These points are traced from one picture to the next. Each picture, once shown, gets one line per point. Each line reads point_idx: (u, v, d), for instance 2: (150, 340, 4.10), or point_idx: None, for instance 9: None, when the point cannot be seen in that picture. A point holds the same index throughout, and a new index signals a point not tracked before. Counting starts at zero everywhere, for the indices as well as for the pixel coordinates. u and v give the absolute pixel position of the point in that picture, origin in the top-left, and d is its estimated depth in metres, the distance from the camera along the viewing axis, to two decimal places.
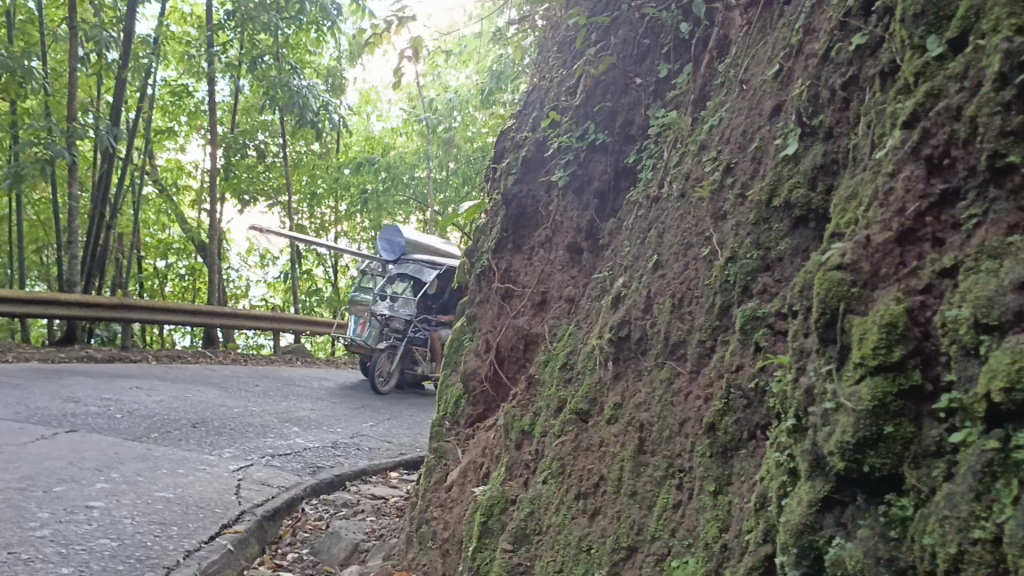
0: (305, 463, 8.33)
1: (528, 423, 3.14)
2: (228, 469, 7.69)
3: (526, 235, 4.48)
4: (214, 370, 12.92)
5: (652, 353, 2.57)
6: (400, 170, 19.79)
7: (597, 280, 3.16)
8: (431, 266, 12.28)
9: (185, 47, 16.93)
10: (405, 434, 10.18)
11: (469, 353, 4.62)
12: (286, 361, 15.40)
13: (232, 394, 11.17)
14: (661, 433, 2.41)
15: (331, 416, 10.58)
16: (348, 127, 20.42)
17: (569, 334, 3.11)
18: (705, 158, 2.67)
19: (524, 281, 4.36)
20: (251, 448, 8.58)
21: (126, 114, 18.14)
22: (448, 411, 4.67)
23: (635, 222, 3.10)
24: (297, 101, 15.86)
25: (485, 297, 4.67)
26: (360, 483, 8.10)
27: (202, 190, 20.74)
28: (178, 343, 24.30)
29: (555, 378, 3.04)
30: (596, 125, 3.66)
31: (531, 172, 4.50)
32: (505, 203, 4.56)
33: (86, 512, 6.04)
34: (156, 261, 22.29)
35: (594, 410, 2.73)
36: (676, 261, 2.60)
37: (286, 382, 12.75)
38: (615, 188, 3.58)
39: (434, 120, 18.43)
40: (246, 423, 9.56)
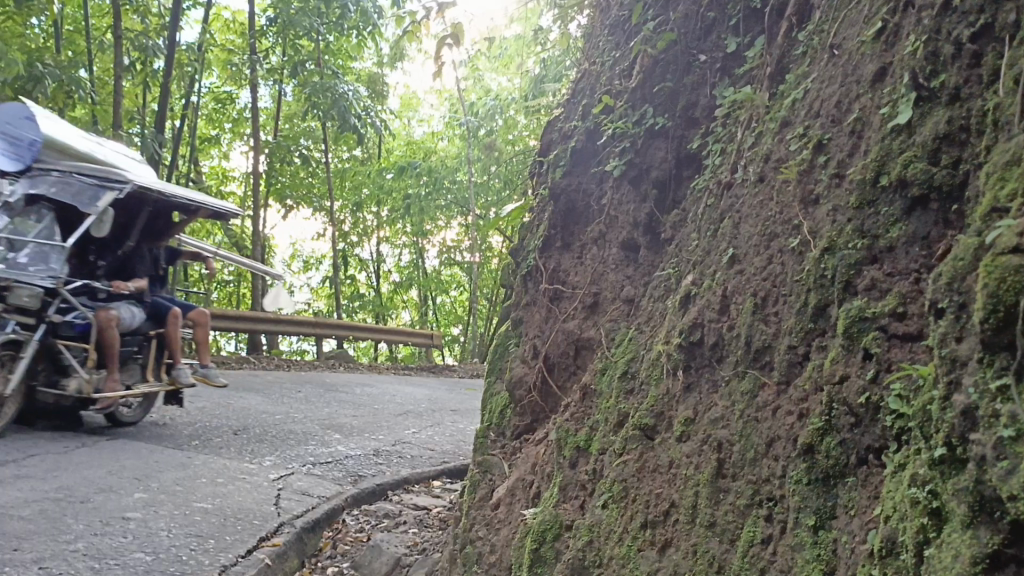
0: (346, 472, 8.08)
1: (582, 438, 2.81)
2: (267, 478, 7.47)
3: (576, 232, 4.16)
4: (257, 376, 12.78)
5: (730, 361, 2.22)
6: (442, 175, 19.64)
7: (661, 278, 2.82)
8: (104, 185, 6.52)
9: (229, 54, 16.94)
10: (448, 442, 9.89)
11: (515, 359, 4.31)
12: (329, 367, 15.24)
13: (273, 400, 11.00)
14: (744, 455, 2.07)
15: (372, 423, 10.34)
16: (389, 132, 20.28)
17: (629, 338, 2.77)
18: (789, 137, 2.33)
19: (575, 282, 4.04)
20: (291, 456, 8.36)
21: (171, 122, 18.22)
22: (493, 422, 4.34)
23: (704, 212, 2.76)
24: (340, 106, 15.76)
25: (531, 299, 4.35)
26: (402, 493, 7.83)
27: (246, 196, 20.76)
28: (223, 349, 24.39)
29: (613, 389, 2.70)
30: (655, 108, 3.33)
31: (580, 164, 4.16)
32: (553, 198, 4.23)
33: (122, 523, 5.84)
34: (201, 268, 22.38)
35: (661, 426, 2.39)
36: (757, 255, 2.25)
37: (328, 388, 12.56)
38: (676, 177, 3.24)
39: (476, 123, 18.24)
40: (287, 430, 9.35)
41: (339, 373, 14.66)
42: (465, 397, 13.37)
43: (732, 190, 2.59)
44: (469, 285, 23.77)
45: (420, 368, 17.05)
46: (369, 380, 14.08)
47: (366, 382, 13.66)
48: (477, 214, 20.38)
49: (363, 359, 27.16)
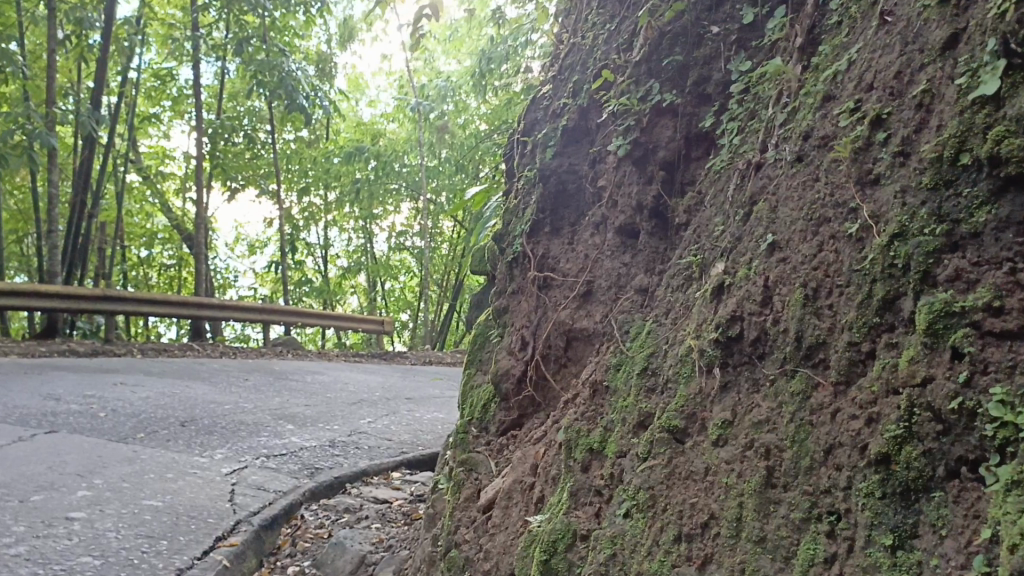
0: (303, 464, 7.75)
1: (594, 439, 2.59)
2: (221, 472, 7.11)
3: (568, 215, 3.95)
4: (203, 364, 12.30)
5: (775, 358, 2.02)
6: (391, 158, 19.19)
7: (680, 267, 2.61)
8: None
9: (169, 30, 16.23)
10: (406, 431, 9.61)
11: (500, 351, 4.11)
12: (277, 354, 14.80)
13: (222, 390, 10.57)
14: (797, 462, 1.86)
15: (327, 412, 10.01)
16: (337, 113, 19.74)
17: (647, 332, 2.56)
18: (835, 112, 2.14)
19: (566, 270, 3.83)
20: (244, 449, 7.99)
21: (108, 99, 17.44)
22: (476, 416, 4.20)
23: (728, 194, 2.55)
24: (287, 85, 15.26)
25: (519, 287, 4.14)
26: (361, 485, 7.54)
27: (188, 178, 20.07)
28: (164, 335, 23.65)
29: (631, 387, 2.49)
30: (662, 84, 3.13)
31: (572, 145, 3.94)
32: (542, 179, 4.02)
33: (67, 524, 5.45)
34: (141, 251, 21.61)
35: (692, 429, 2.18)
36: (803, 242, 2.04)
37: (278, 376, 12.16)
38: (684, 158, 3.05)
39: (427, 106, 17.84)
40: (239, 421, 8.97)
41: (288, 360, 14.26)
42: (420, 385, 13.09)
43: (762, 171, 2.39)
44: (418, 270, 23.39)
45: (370, 355, 16.69)
46: (320, 367, 13.71)
47: (317, 370, 13.29)
48: (427, 199, 20.04)
49: (310, 346, 26.62)
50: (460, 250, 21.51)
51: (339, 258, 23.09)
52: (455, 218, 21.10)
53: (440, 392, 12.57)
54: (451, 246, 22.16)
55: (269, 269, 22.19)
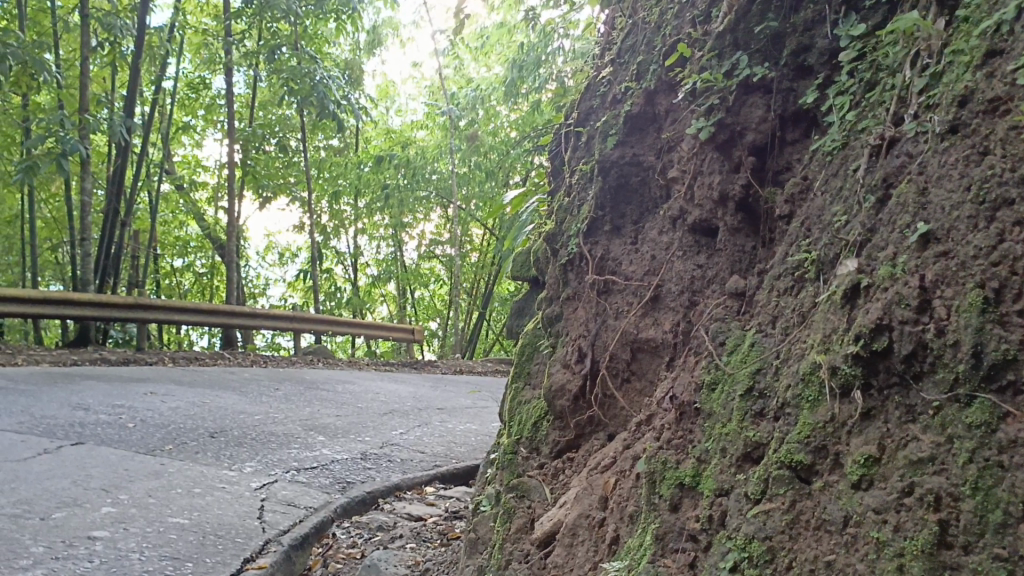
0: (334, 478, 7.37)
1: (684, 472, 2.16)
2: (249, 487, 6.75)
3: (631, 211, 3.53)
4: (233, 373, 11.99)
5: (938, 380, 1.59)
6: (422, 166, 18.81)
7: (787, 267, 2.18)
8: None
9: (201, 37, 16.00)
10: (439, 444, 9.20)
11: (555, 364, 3.70)
12: (307, 363, 14.45)
13: (252, 400, 10.23)
14: (985, 515, 1.42)
15: (357, 423, 9.64)
16: (368, 120, 19.39)
17: (750, 342, 2.13)
18: (1007, 68, 1.70)
19: (631, 273, 3.42)
20: (274, 462, 7.63)
21: (140, 108, 17.26)
22: (525, 435, 3.82)
23: (848, 178, 2.12)
24: (319, 92, 14.94)
25: (576, 292, 3.72)
26: (394, 501, 7.14)
27: (219, 187, 19.86)
28: (196, 343, 23.48)
29: (734, 411, 2.05)
30: (751, 56, 2.71)
31: (636, 133, 3.50)
32: (601, 171, 3.59)
33: (88, 545, 5.09)
34: (172, 260, 21.44)
35: (823, 466, 1.75)
36: (974, 231, 1.61)
37: (309, 386, 11.81)
38: (777, 140, 2.63)
39: (457, 113, 17.50)
40: (268, 432, 8.61)
41: (318, 369, 13.90)
42: (451, 394, 12.70)
43: (897, 147, 1.96)
44: (448, 279, 23.01)
45: (401, 364, 16.29)
46: (350, 376, 13.35)
47: (348, 380, 12.90)
48: (458, 206, 19.65)
49: (340, 354, 26.34)
50: (491, 258, 21.09)
51: (369, 266, 22.74)
52: (486, 225, 20.73)
53: (472, 403, 12.17)
54: (481, 255, 21.76)
55: (299, 278, 21.92)
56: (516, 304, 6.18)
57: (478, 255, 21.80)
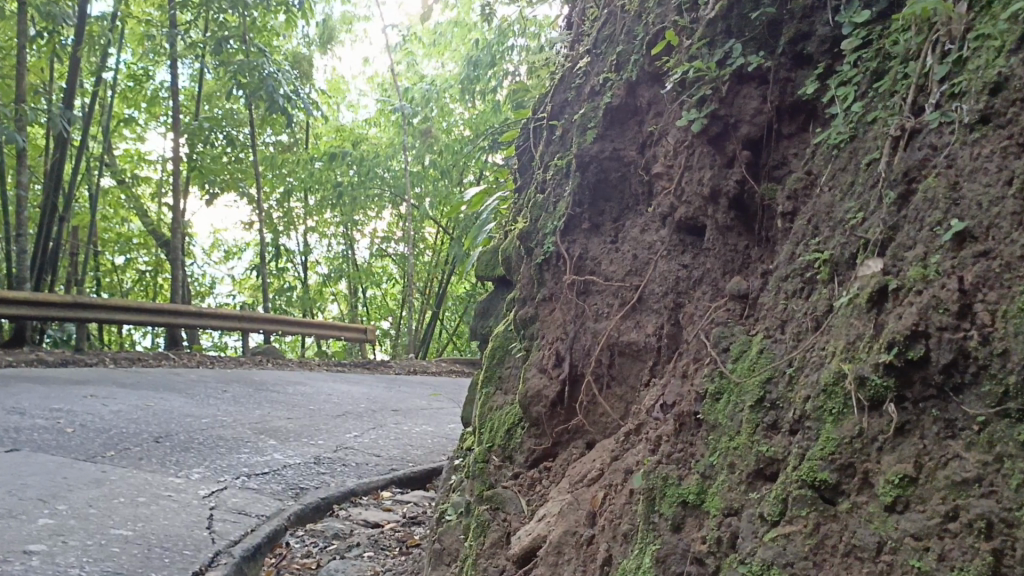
0: (287, 484, 7.09)
1: (687, 489, 1.99)
2: (197, 495, 6.44)
3: (610, 208, 3.38)
4: (179, 374, 11.59)
5: (983, 392, 1.44)
6: (374, 163, 18.49)
7: (796, 268, 2.04)
8: None
9: (145, 28, 15.45)
10: (395, 446, 8.97)
11: (530, 368, 3.54)
12: (256, 364, 14.06)
13: (199, 402, 9.87)
14: None
15: (310, 426, 9.35)
16: (318, 116, 18.97)
17: (759, 348, 1.98)
18: None
19: (612, 274, 3.27)
20: (223, 467, 7.31)
21: (80, 100, 16.63)
22: (498, 443, 3.67)
23: (862, 174, 1.98)
24: (268, 86, 14.55)
25: (552, 293, 3.56)
26: (350, 507, 6.90)
27: (164, 182, 19.28)
28: (139, 343, 22.80)
29: (745, 424, 1.90)
30: (745, 43, 2.56)
31: (616, 127, 3.34)
32: (579, 167, 3.42)
33: (24, 560, 4.77)
34: (115, 257, 20.74)
35: (850, 486, 1.59)
36: (1020, 230, 1.47)
37: (259, 387, 11.45)
38: (772, 133, 2.50)
39: (411, 110, 17.23)
40: (216, 436, 8.28)
41: (267, 370, 13.52)
42: (406, 395, 12.46)
43: (919, 139, 1.82)
44: (401, 278, 22.68)
45: (353, 364, 15.97)
46: (302, 377, 13.01)
47: (299, 381, 12.56)
48: (411, 205, 19.36)
49: (289, 354, 25.83)
50: (445, 257, 20.82)
51: (319, 265, 22.29)
52: (440, 223, 20.47)
53: (428, 403, 11.95)
54: (435, 254, 21.46)
55: (247, 276, 21.40)
56: (480, 304, 6.01)
57: (432, 254, 21.51)
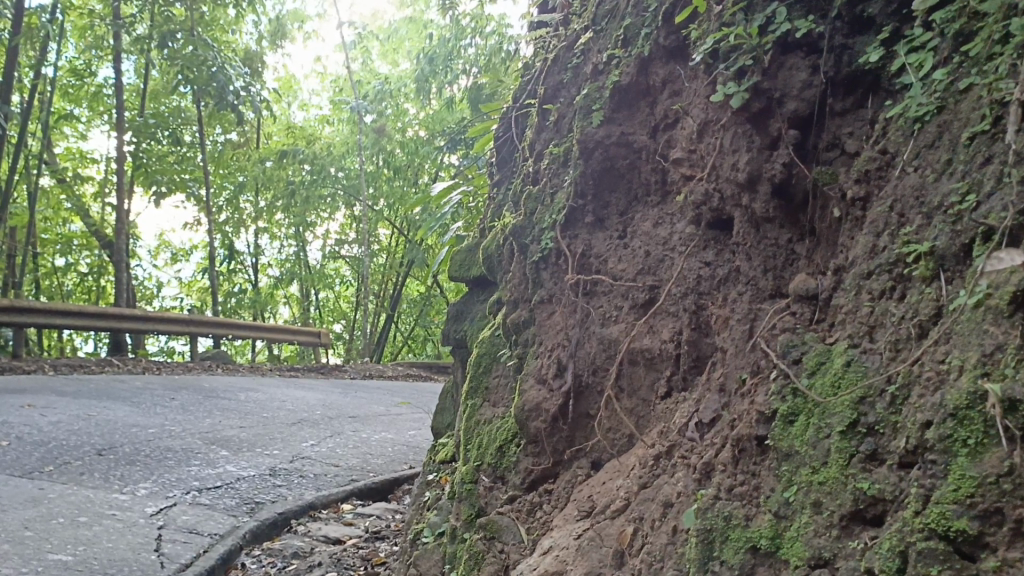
0: (241, 499, 6.59)
1: (757, 531, 1.63)
2: (145, 514, 5.90)
3: (616, 200, 3.05)
4: (124, 381, 10.95)
5: None
6: (327, 162, 17.89)
7: (880, 262, 1.70)
8: None
9: (87, 19, 14.64)
10: (354, 456, 8.49)
11: (527, 378, 3.18)
12: (206, 369, 13.43)
13: (144, 411, 9.26)
14: None
15: (264, 435, 8.84)
16: (269, 114, 18.29)
17: (845, 360, 1.64)
18: None
19: (620, 273, 2.94)
20: (172, 482, 6.77)
21: (17, 94, 15.75)
22: (487, 461, 3.30)
23: (964, 150, 1.64)
24: (218, 82, 13.93)
25: (551, 295, 3.21)
26: (309, 522, 6.43)
27: (107, 182, 18.43)
28: (81, 349, 21.82)
29: (835, 452, 1.54)
30: (790, 8, 2.23)
31: (625, 108, 2.99)
32: (582, 154, 3.07)
33: None
34: (54, 259, 19.81)
35: (996, 538, 1.25)
36: None
37: (209, 394, 10.88)
38: (823, 110, 2.17)
39: (365, 108, 16.70)
40: (164, 448, 7.73)
41: (217, 376, 12.92)
42: (363, 401, 11.95)
43: None
44: (355, 280, 22.06)
45: (307, 369, 15.34)
46: (254, 383, 12.43)
47: (251, 387, 12.00)
48: (365, 206, 18.79)
49: (239, 360, 25.03)
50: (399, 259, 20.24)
51: (270, 267, 21.45)
52: (395, 224, 19.95)
53: (385, 409, 11.46)
54: (389, 255, 20.87)
55: (195, 277, 20.62)
56: (452, 307, 5.63)
57: (386, 256, 20.96)
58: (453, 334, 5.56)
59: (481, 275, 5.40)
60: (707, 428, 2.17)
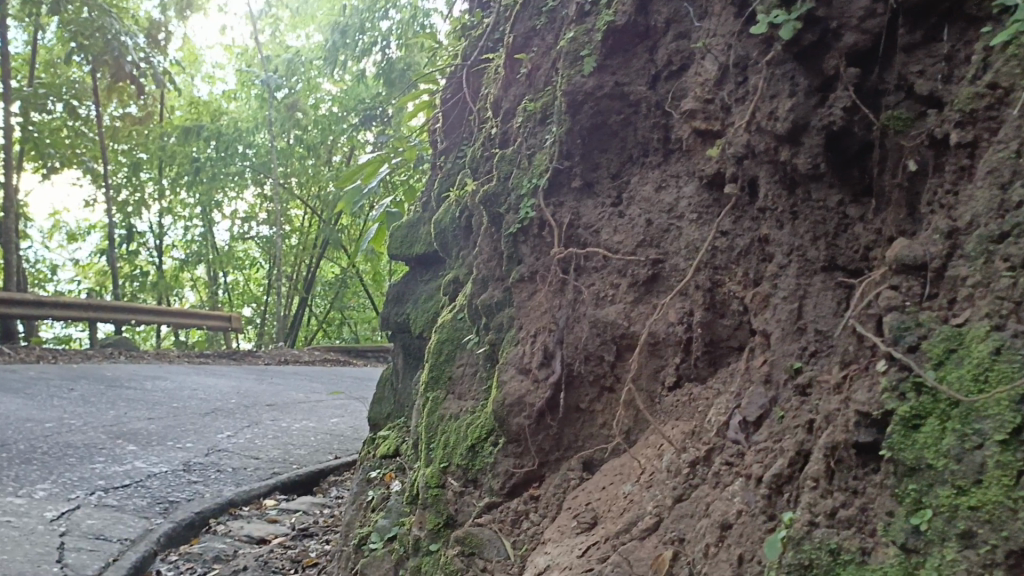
0: (153, 498, 5.95)
1: (882, 569, 1.29)
2: (44, 518, 5.21)
3: (607, 162, 2.67)
4: (16, 372, 9.99)
5: None
6: (235, 138, 16.86)
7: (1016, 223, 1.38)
8: None
9: None
10: (274, 446, 7.90)
11: (504, 368, 2.77)
12: (109, 357, 12.46)
13: (41, 404, 8.43)
14: None
15: (177, 427, 8.15)
16: (172, 86, 17.08)
17: (991, 346, 1.30)
18: None
19: (617, 245, 2.55)
20: (74, 481, 6.07)
21: None
22: (456, 463, 2.89)
23: None
24: (114, 49, 12.84)
25: (532, 272, 2.80)
26: (229, 520, 5.86)
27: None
28: None
29: (992, 465, 1.21)
30: None
31: (619, 54, 2.60)
32: (569, 108, 2.66)
33: None
34: None
35: None
36: None
37: (113, 383, 10.05)
38: (888, 45, 1.82)
39: (275, 82, 15.78)
40: (65, 444, 6.98)
41: (122, 364, 12.01)
42: (282, 388, 11.27)
43: None
44: (265, 263, 21.01)
45: (216, 356, 14.39)
46: (162, 371, 11.58)
47: (159, 374, 11.17)
48: (276, 185, 17.82)
49: (143, 347, 23.69)
50: (314, 240, 19.33)
51: (175, 248, 20.17)
52: (309, 204, 19.02)
53: (306, 397, 10.81)
54: (302, 236, 19.81)
55: (93, 260, 19.27)
56: (392, 288, 5.18)
57: (299, 238, 19.99)
58: (393, 317, 5.11)
59: (426, 252, 5.00)
60: (755, 428, 1.81)
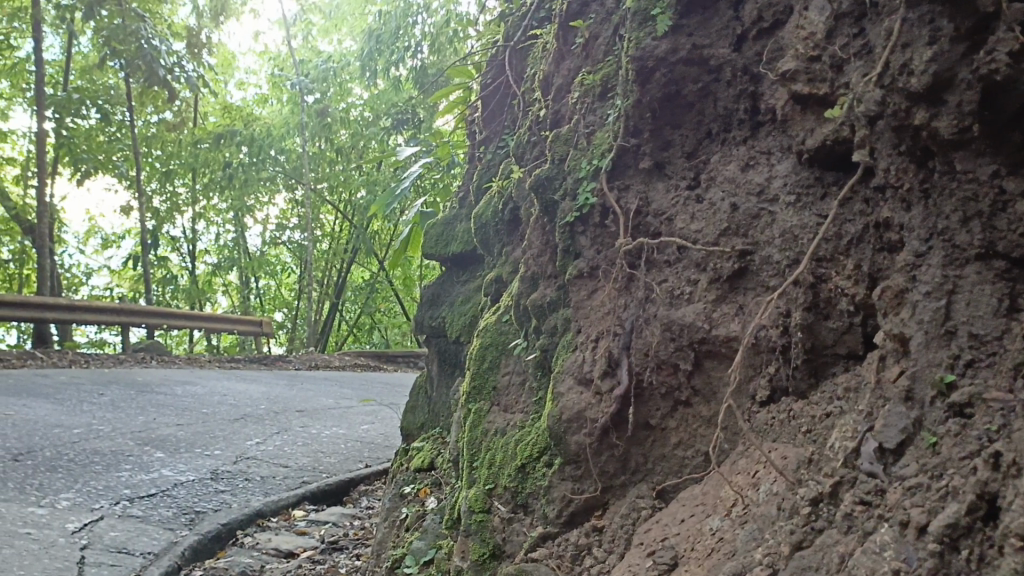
0: (178, 508, 5.65)
1: None
2: (65, 530, 4.93)
3: (681, 139, 2.31)
4: (45, 376, 9.79)
5: None
6: (267, 144, 16.59)
7: None
8: None
9: None
10: (303, 454, 7.59)
11: (560, 378, 2.41)
12: (139, 362, 12.23)
13: (68, 409, 8.20)
14: None
15: (204, 433, 7.87)
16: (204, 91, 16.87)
17: None
18: None
19: (696, 234, 2.18)
20: (98, 490, 5.79)
21: None
22: (503, 485, 2.54)
23: None
24: (147, 55, 12.57)
25: (593, 267, 2.44)
26: (256, 532, 5.54)
27: (28, 162, 16.86)
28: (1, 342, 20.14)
29: None
30: None
31: (697, 13, 2.25)
32: (639, 77, 2.29)
33: None
34: None
35: None
36: None
37: (142, 388, 9.82)
38: None
39: (307, 86, 15.48)
40: (90, 451, 6.72)
41: (153, 369, 11.78)
42: (312, 394, 10.98)
43: None
44: (296, 268, 20.77)
45: (247, 361, 14.12)
46: (192, 376, 11.34)
47: (189, 380, 10.93)
48: (308, 190, 17.52)
49: (176, 351, 23.59)
50: (345, 245, 19.02)
51: (208, 253, 20.01)
52: (340, 209, 18.72)
53: (336, 403, 10.51)
54: (333, 241, 19.51)
55: (125, 265, 19.15)
56: (428, 290, 4.83)
57: (330, 242, 19.69)
58: (428, 321, 4.77)
59: (463, 251, 4.67)
60: (896, 458, 1.43)
